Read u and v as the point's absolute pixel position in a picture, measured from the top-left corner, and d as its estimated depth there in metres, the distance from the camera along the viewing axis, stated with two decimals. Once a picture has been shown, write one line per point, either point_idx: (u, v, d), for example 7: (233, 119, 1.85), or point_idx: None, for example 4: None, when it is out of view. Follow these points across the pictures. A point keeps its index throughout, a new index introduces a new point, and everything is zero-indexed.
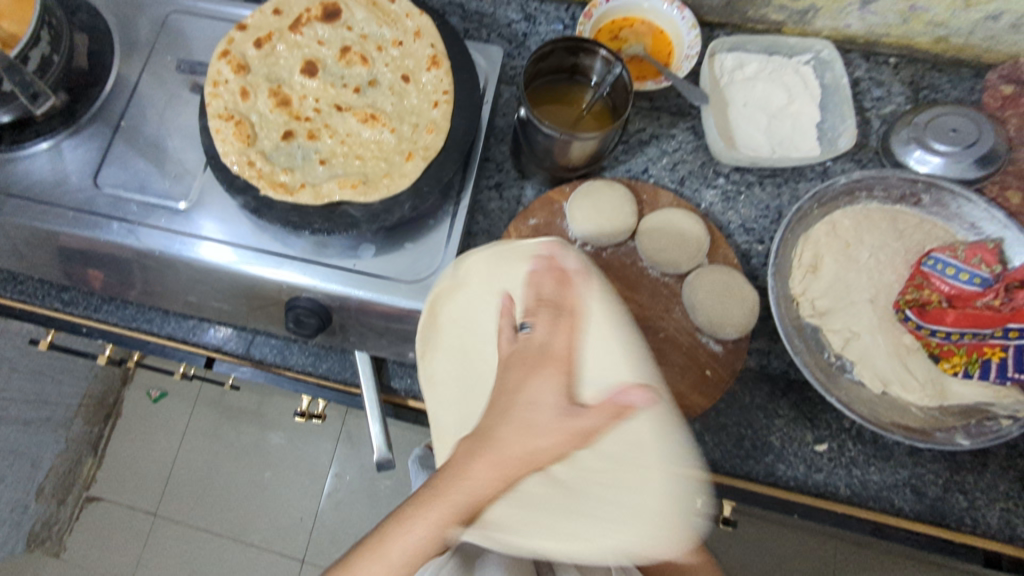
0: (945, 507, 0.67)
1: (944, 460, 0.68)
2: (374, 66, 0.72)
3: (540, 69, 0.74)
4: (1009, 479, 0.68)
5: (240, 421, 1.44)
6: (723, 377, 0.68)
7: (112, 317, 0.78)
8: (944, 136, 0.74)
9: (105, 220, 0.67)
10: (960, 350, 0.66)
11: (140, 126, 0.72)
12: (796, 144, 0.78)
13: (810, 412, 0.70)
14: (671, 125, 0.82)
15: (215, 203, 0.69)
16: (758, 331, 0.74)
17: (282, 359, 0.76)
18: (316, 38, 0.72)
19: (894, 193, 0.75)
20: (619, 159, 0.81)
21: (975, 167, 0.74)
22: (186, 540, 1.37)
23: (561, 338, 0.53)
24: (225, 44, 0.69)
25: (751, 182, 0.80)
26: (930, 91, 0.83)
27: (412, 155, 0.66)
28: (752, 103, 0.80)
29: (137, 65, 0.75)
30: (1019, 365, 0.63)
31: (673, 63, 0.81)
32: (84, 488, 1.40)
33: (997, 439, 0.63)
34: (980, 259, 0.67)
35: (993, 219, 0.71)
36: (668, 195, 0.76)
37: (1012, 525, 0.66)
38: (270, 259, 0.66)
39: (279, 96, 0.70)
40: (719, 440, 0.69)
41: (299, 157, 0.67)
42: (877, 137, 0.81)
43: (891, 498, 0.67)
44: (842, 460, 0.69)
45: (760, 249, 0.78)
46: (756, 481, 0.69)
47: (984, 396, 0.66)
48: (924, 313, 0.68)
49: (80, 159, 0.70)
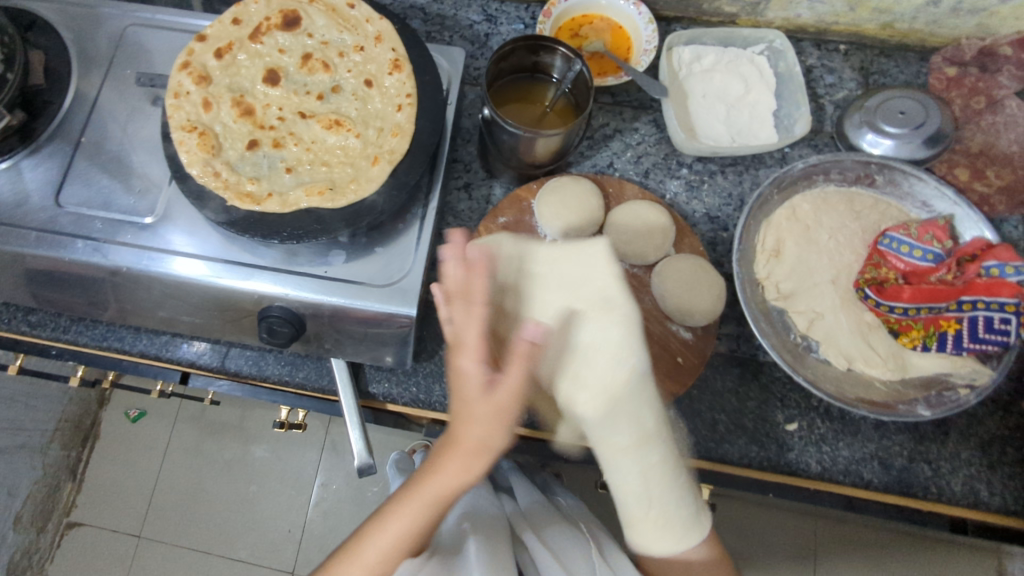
0: (911, 477, 0.69)
1: (909, 431, 0.71)
2: (336, 72, 0.72)
3: (502, 68, 0.75)
4: (970, 446, 0.70)
5: (222, 436, 1.42)
6: (695, 364, 0.70)
7: (82, 337, 0.76)
8: (893, 118, 0.77)
9: (70, 239, 0.66)
10: (918, 324, 0.69)
11: (102, 142, 0.72)
12: (754, 132, 0.80)
13: (780, 392, 0.72)
14: (634, 118, 0.84)
15: (182, 216, 0.68)
16: (726, 316, 0.76)
17: (258, 370, 0.76)
18: (276, 46, 0.72)
19: (849, 175, 0.78)
20: (584, 154, 0.82)
21: (925, 146, 0.77)
22: (173, 560, 1.35)
23: (470, 328, 0.51)
24: (185, 55, 0.69)
25: (713, 172, 0.82)
26: (879, 76, 0.86)
27: (378, 159, 0.66)
28: (710, 94, 0.82)
29: (96, 80, 0.74)
30: (973, 336, 0.66)
31: (632, 58, 0.83)
32: (64, 514, 1.37)
33: (956, 408, 0.66)
34: (933, 236, 0.70)
35: (944, 196, 0.74)
36: (633, 187, 0.78)
37: (975, 490, 0.69)
38: (241, 270, 0.66)
39: (242, 106, 0.69)
40: (694, 426, 0.71)
41: (264, 166, 0.67)
42: (831, 122, 0.84)
43: (860, 472, 0.70)
44: (813, 437, 0.71)
45: (724, 236, 0.79)
46: (730, 464, 0.70)
47: (942, 366, 0.69)
48: (882, 290, 0.69)
49: (42, 178, 0.69)
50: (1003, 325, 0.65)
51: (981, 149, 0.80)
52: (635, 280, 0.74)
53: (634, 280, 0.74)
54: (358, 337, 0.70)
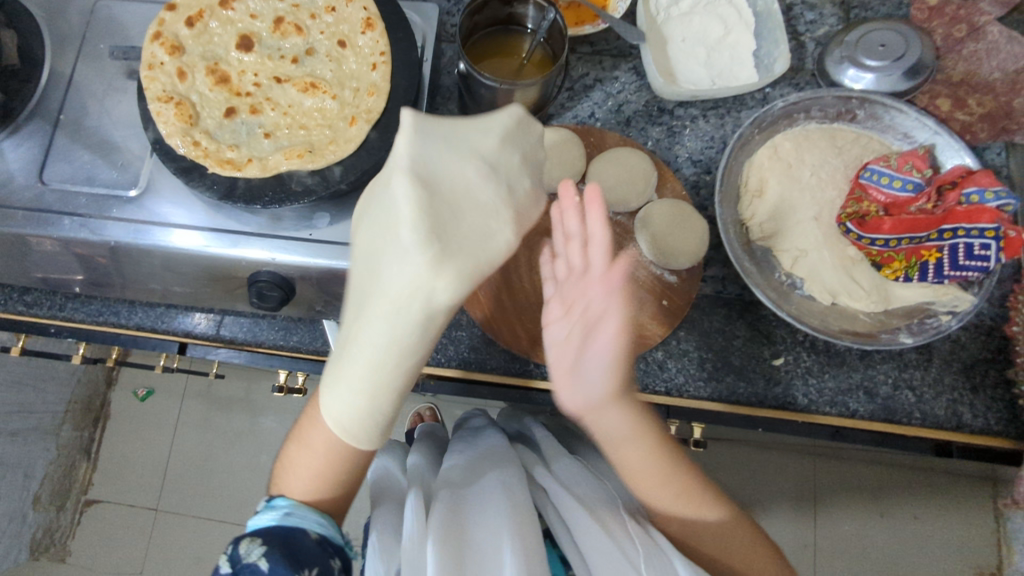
0: (895, 404, 0.71)
1: (893, 360, 0.72)
2: (309, 34, 0.71)
3: (477, 22, 0.74)
4: (953, 371, 0.72)
5: (230, 410, 1.45)
6: (680, 306, 0.71)
7: (78, 313, 0.78)
8: (874, 52, 0.77)
9: (57, 217, 0.67)
10: (899, 255, 0.70)
11: (81, 119, 0.72)
12: (734, 74, 0.80)
13: (766, 329, 0.74)
14: (614, 67, 0.83)
15: (166, 187, 0.69)
16: (712, 259, 0.76)
17: (254, 336, 0.78)
18: (248, 11, 0.71)
19: (830, 112, 0.78)
20: (565, 106, 0.82)
21: (905, 78, 0.77)
22: (191, 530, 1.39)
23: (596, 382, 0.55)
24: (155, 26, 0.68)
25: (695, 116, 0.81)
26: (861, 9, 0.84)
27: (356, 119, 0.66)
28: (690, 37, 0.81)
29: (70, 58, 0.73)
30: (954, 263, 0.67)
31: (609, 5, 0.82)
32: (82, 493, 1.42)
33: (938, 333, 0.69)
34: (912, 165, 0.69)
35: (925, 126, 0.74)
36: (614, 135, 0.78)
37: (959, 414, 0.71)
38: (227, 238, 0.67)
39: (217, 73, 0.69)
40: (682, 365, 0.73)
41: (243, 133, 0.67)
42: (813, 59, 0.83)
43: (846, 402, 0.71)
44: (799, 371, 0.72)
45: (708, 179, 0.80)
46: (719, 401, 0.72)
47: (925, 296, 0.70)
48: (863, 224, 0.70)
49: (24, 158, 0.70)
50: (982, 251, 0.65)
51: (963, 78, 0.79)
52: (618, 227, 0.74)
53: (617, 227, 0.74)
54: (347, 299, 0.71)
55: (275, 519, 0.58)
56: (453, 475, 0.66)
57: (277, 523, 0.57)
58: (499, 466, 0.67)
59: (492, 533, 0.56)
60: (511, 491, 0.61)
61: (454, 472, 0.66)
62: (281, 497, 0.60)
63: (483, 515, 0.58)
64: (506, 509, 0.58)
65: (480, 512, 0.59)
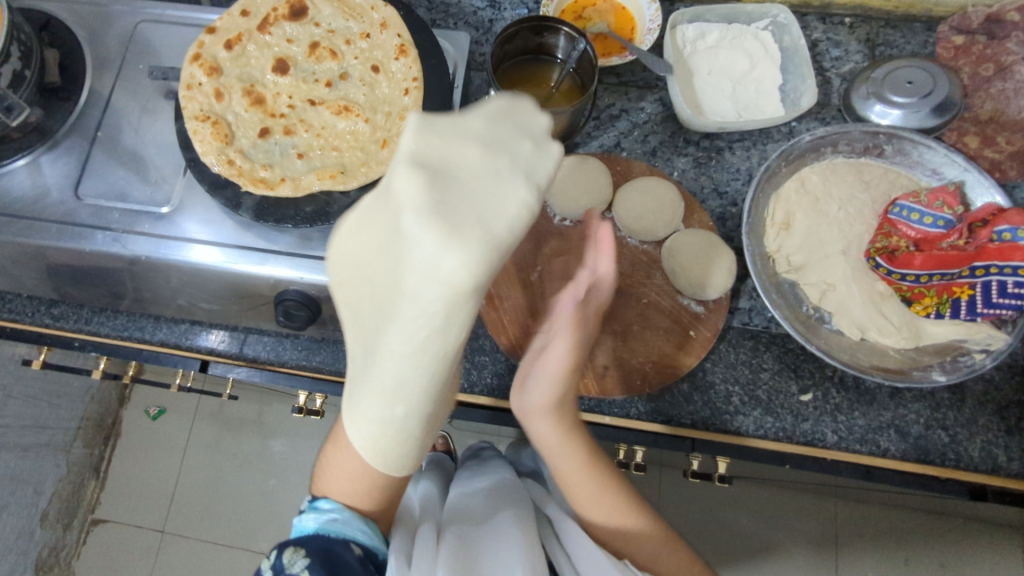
0: (928, 444, 0.69)
1: (925, 398, 0.71)
2: (344, 59, 0.73)
3: (507, 51, 0.75)
4: (987, 412, 0.70)
5: (241, 431, 1.44)
6: (708, 337, 0.71)
7: (104, 327, 0.78)
8: (901, 88, 0.77)
9: (90, 231, 0.68)
10: (930, 291, 0.69)
11: (117, 136, 0.73)
12: (761, 107, 0.80)
13: (794, 363, 0.73)
14: (640, 98, 0.84)
15: (197, 205, 0.70)
16: (738, 291, 0.76)
17: (276, 355, 0.77)
18: (284, 36, 0.73)
19: (858, 146, 0.78)
20: (592, 135, 0.83)
21: (933, 115, 0.77)
22: (195, 553, 1.37)
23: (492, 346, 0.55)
24: (195, 48, 0.70)
25: (721, 148, 0.82)
26: (885, 48, 0.85)
27: (388, 142, 0.67)
28: (716, 71, 0.82)
29: (110, 77, 0.75)
30: (987, 301, 0.66)
31: (637, 37, 0.83)
32: (90, 511, 1.41)
33: (970, 373, 0.67)
34: (943, 203, 0.69)
35: (954, 163, 0.74)
36: (640, 164, 0.78)
37: (993, 456, 0.69)
38: (256, 255, 0.67)
39: (253, 95, 0.71)
40: (708, 399, 0.71)
41: (276, 153, 0.68)
42: (838, 95, 0.83)
43: (876, 441, 0.70)
44: (828, 408, 0.71)
45: (733, 211, 0.80)
46: (746, 436, 0.71)
47: (957, 333, 0.69)
48: (893, 258, 0.70)
49: (61, 172, 0.71)
50: (1016, 289, 0.65)
51: (990, 116, 0.79)
52: (645, 256, 0.74)
53: (644, 256, 0.74)
54: None
55: (318, 523, 0.55)
56: (466, 508, 0.65)
57: (318, 530, 0.54)
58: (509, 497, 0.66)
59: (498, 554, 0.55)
60: (519, 517, 0.61)
61: (466, 505, 0.65)
62: (325, 502, 0.56)
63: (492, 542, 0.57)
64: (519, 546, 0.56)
65: (489, 535, 0.58)
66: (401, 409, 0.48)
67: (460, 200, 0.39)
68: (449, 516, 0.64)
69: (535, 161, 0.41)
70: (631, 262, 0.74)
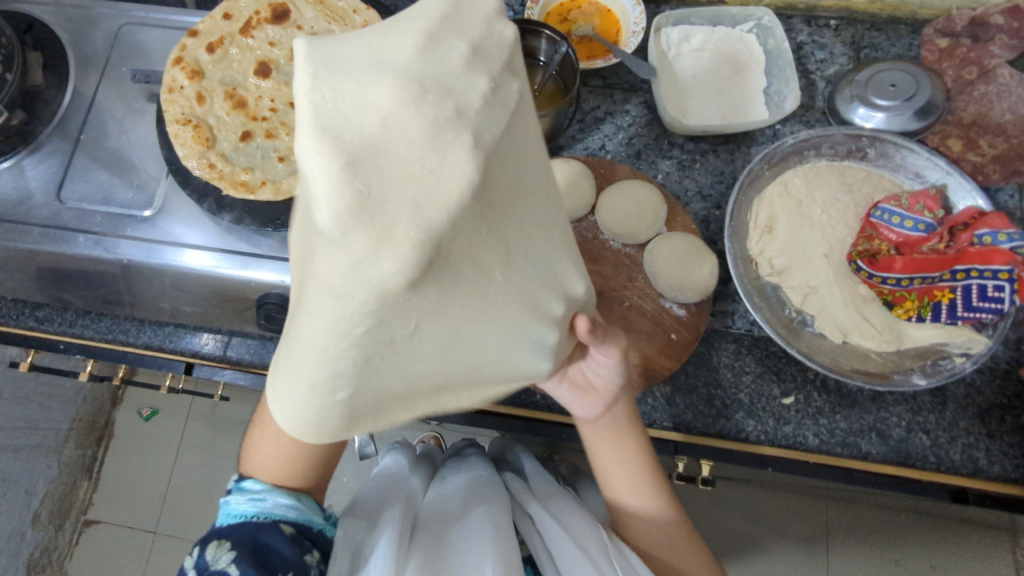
0: (909, 447, 0.69)
1: (906, 402, 0.71)
2: None
3: None
4: (968, 416, 0.70)
5: (233, 432, 1.44)
6: (689, 340, 0.71)
7: (88, 330, 0.77)
8: (884, 91, 0.78)
9: (72, 234, 0.68)
10: (911, 295, 0.69)
11: (100, 139, 0.73)
12: (745, 110, 0.80)
13: (776, 366, 0.73)
14: (625, 100, 0.84)
15: (181, 209, 0.70)
16: (721, 294, 0.76)
17: (260, 359, 0.77)
18: (267, 39, 0.73)
19: (841, 149, 0.78)
20: (576, 138, 0.83)
21: (916, 118, 0.77)
22: (186, 554, 1.37)
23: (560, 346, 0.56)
24: (177, 51, 0.70)
25: (705, 150, 0.82)
26: (871, 50, 0.85)
27: None
28: (700, 73, 0.82)
29: (94, 79, 0.75)
30: (967, 304, 0.66)
31: (621, 40, 0.83)
32: (82, 512, 1.40)
33: (950, 376, 0.67)
34: (923, 206, 0.70)
35: (936, 166, 0.74)
36: (624, 167, 0.78)
37: (974, 459, 0.69)
38: (239, 260, 0.67)
39: (235, 98, 0.71)
40: (691, 401, 0.71)
41: (258, 156, 0.68)
42: (823, 97, 0.83)
43: (858, 444, 0.70)
44: (810, 411, 0.71)
45: (717, 214, 0.80)
46: (727, 438, 0.71)
47: (938, 337, 0.69)
48: (875, 262, 0.70)
49: (44, 175, 0.71)
50: (996, 293, 0.65)
51: (973, 119, 0.79)
52: (628, 259, 0.74)
53: (627, 259, 0.74)
54: None
55: (246, 511, 0.55)
56: (442, 502, 0.65)
57: (247, 518, 0.54)
58: (485, 494, 0.65)
59: (477, 556, 0.54)
60: (493, 512, 0.61)
61: (444, 498, 0.65)
62: (253, 481, 0.58)
63: (469, 542, 0.56)
64: (492, 543, 0.55)
65: (461, 532, 0.58)
66: (339, 397, 0.40)
67: (390, 191, 0.31)
68: (424, 512, 0.64)
69: (482, 114, 0.33)
70: (613, 266, 0.74)
